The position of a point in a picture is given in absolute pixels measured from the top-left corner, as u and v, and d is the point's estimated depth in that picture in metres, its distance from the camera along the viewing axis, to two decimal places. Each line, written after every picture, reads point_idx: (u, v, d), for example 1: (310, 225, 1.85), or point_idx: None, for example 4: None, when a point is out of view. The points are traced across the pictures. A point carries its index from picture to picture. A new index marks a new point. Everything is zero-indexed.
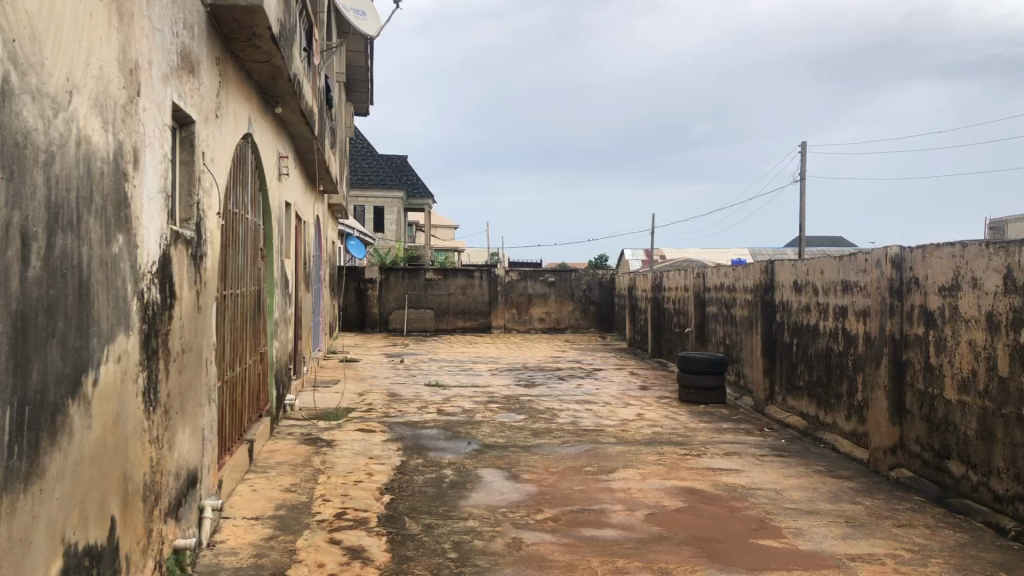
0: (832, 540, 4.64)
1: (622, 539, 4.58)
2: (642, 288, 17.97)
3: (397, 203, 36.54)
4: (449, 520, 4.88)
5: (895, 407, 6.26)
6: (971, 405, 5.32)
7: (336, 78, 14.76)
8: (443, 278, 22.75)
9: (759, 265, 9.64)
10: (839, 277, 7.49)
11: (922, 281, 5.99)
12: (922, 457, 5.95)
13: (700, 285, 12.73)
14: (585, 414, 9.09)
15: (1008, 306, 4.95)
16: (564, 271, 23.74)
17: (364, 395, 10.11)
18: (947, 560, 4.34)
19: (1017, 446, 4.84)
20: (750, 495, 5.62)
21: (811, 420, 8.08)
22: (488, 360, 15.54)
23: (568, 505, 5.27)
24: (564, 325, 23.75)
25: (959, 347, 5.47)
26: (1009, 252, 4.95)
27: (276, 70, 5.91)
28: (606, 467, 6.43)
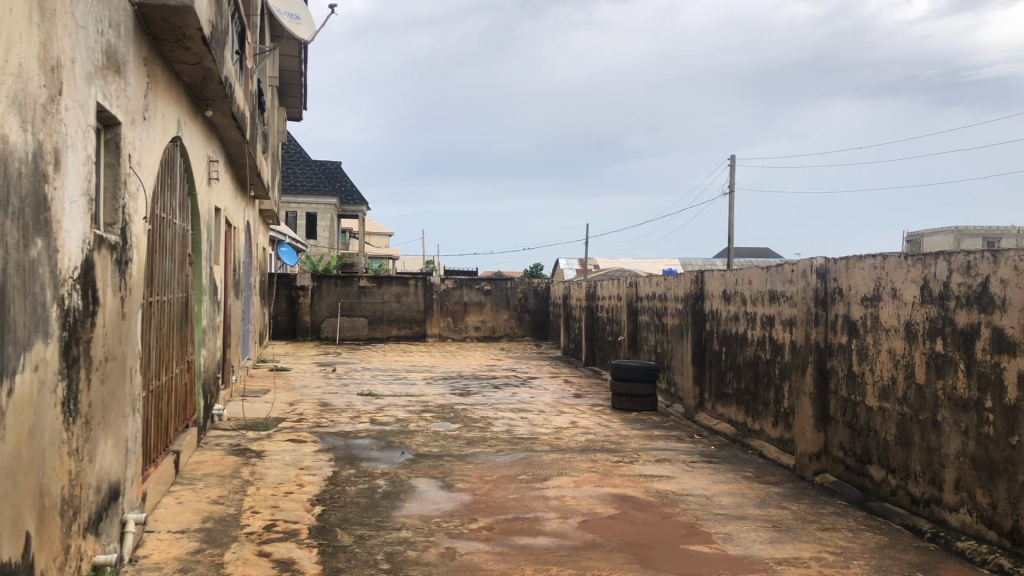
0: (760, 545, 4.74)
1: (556, 547, 4.60)
2: (576, 297, 18.15)
3: (331, 210, 36.12)
4: (382, 531, 4.82)
5: (819, 414, 6.45)
6: (890, 412, 5.52)
7: (269, 83, 14.55)
8: (377, 286, 22.56)
9: (690, 274, 9.82)
10: (767, 287, 7.68)
11: (846, 291, 6.19)
12: (845, 462, 6.13)
13: (633, 295, 12.90)
14: (519, 423, 9.11)
15: (925, 315, 5.15)
16: (500, 279, 23.78)
17: (295, 405, 9.93)
18: (868, 562, 4.47)
19: (932, 451, 5.03)
20: (681, 501, 5.71)
21: (739, 428, 8.26)
22: (422, 369, 15.46)
23: (502, 514, 5.27)
24: (499, 333, 23.78)
25: (880, 355, 5.67)
26: (926, 263, 5.16)
27: (206, 73, 5.79)
28: (540, 475, 6.45)
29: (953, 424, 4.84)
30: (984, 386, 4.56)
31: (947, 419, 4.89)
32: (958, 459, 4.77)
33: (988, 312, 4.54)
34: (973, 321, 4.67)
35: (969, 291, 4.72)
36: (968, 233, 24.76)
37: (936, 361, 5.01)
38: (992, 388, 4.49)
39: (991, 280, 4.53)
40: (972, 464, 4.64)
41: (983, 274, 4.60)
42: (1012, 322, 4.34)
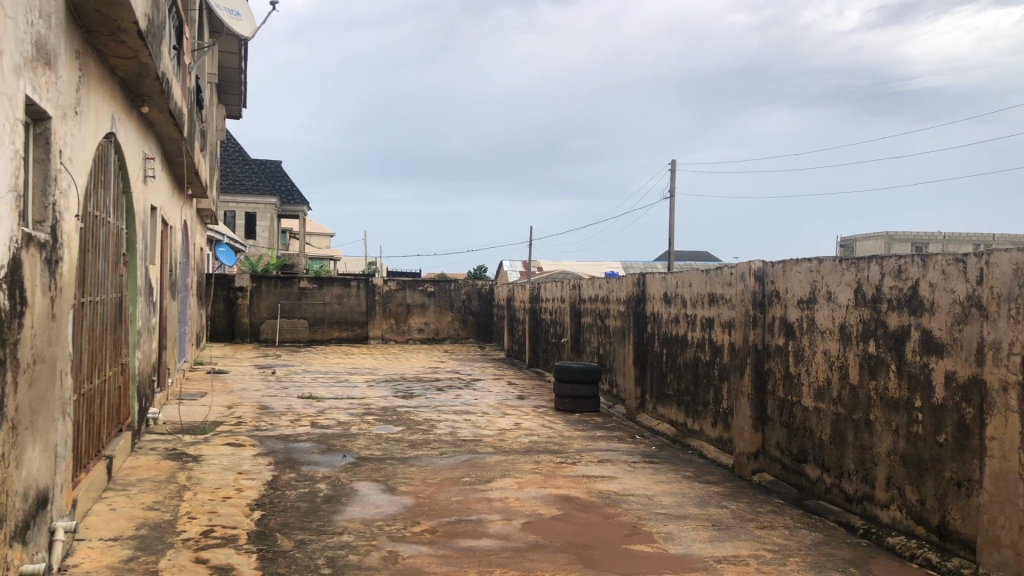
0: (700, 543, 4.81)
1: (499, 549, 4.60)
2: (520, 299, 18.22)
3: (270, 209, 35.56)
4: (323, 535, 4.76)
5: (757, 414, 6.58)
6: (825, 411, 5.66)
7: (207, 79, 14.23)
8: (318, 287, 22.26)
9: (631, 277, 9.94)
10: (706, 290, 7.81)
11: (783, 294, 6.33)
12: (782, 461, 6.27)
13: (576, 297, 12.99)
14: (463, 425, 9.09)
15: (858, 318, 5.30)
16: (443, 281, 23.71)
17: (233, 408, 9.72)
18: (804, 559, 4.58)
19: (865, 449, 5.18)
20: (623, 501, 5.77)
21: (679, 428, 8.39)
22: (364, 371, 15.31)
23: (445, 516, 5.24)
24: (443, 336, 23.71)
25: (815, 356, 5.81)
26: (859, 267, 5.30)
27: (142, 67, 5.63)
28: (483, 477, 6.44)
29: (885, 423, 4.98)
30: (914, 385, 4.71)
31: (879, 419, 5.03)
32: (890, 457, 4.92)
33: (918, 315, 4.69)
34: (904, 323, 4.82)
35: (900, 294, 4.87)
36: (898, 238, 25.57)
37: (869, 362, 5.16)
38: (921, 388, 4.64)
39: (920, 283, 4.68)
40: (903, 462, 4.78)
41: (913, 278, 4.75)
42: (940, 324, 4.50)
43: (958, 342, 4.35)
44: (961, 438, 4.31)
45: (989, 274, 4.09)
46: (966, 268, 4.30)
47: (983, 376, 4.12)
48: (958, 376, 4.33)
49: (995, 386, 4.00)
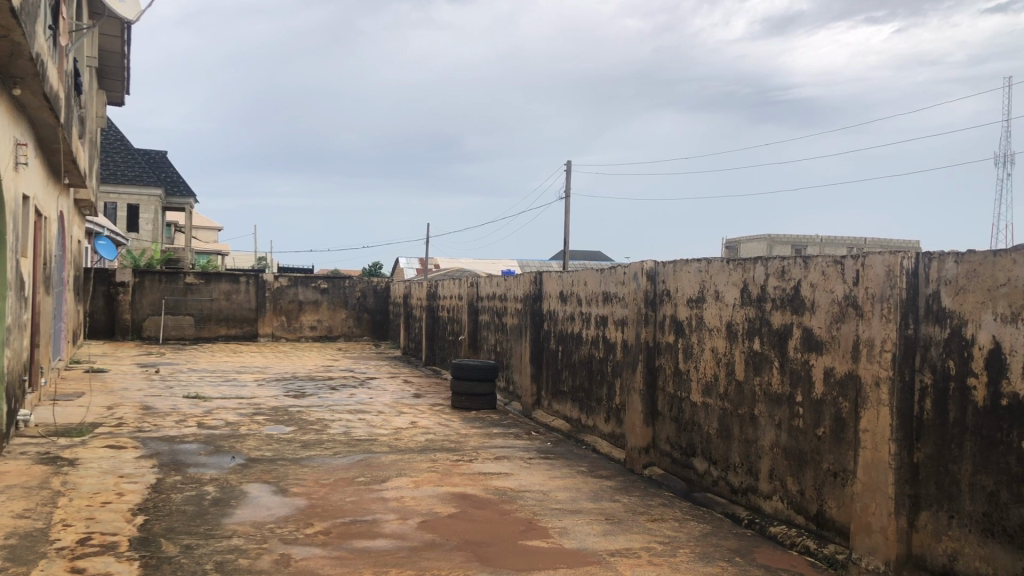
0: (594, 537, 4.91)
1: (395, 548, 4.56)
2: (416, 296, 18.12)
3: (154, 201, 34.12)
4: (211, 539, 4.59)
5: (649, 410, 6.76)
6: (713, 406, 5.87)
7: (86, 63, 13.50)
8: (205, 283, 21.47)
9: (528, 275, 10.02)
10: (601, 288, 7.96)
11: (673, 293, 6.51)
12: (671, 455, 6.46)
13: (473, 295, 13.01)
14: (357, 424, 8.95)
15: (744, 316, 5.51)
16: (338, 277, 23.35)
17: (113, 409, 9.26)
18: (692, 550, 4.73)
19: (750, 443, 5.39)
20: (519, 497, 5.81)
21: (574, 424, 8.53)
22: (254, 369, 14.87)
23: (339, 517, 5.16)
24: (336, 333, 23.33)
25: (703, 353, 6.02)
26: (746, 268, 5.52)
27: (13, 46, 5.27)
28: (378, 477, 6.36)
29: (768, 418, 5.20)
30: (795, 381, 4.94)
31: (763, 413, 5.26)
32: (772, 450, 5.14)
33: (800, 313, 4.92)
34: (787, 322, 5.05)
35: (783, 294, 5.09)
36: (779, 240, 26.71)
37: (754, 358, 5.38)
38: (802, 383, 4.87)
39: (802, 284, 4.91)
40: (784, 455, 5.01)
41: (795, 278, 4.97)
42: (820, 322, 4.73)
43: (836, 340, 4.58)
44: (838, 431, 4.54)
45: (864, 275, 4.33)
46: (844, 270, 4.53)
47: (858, 372, 4.35)
48: (836, 372, 4.56)
49: (869, 381, 4.23)
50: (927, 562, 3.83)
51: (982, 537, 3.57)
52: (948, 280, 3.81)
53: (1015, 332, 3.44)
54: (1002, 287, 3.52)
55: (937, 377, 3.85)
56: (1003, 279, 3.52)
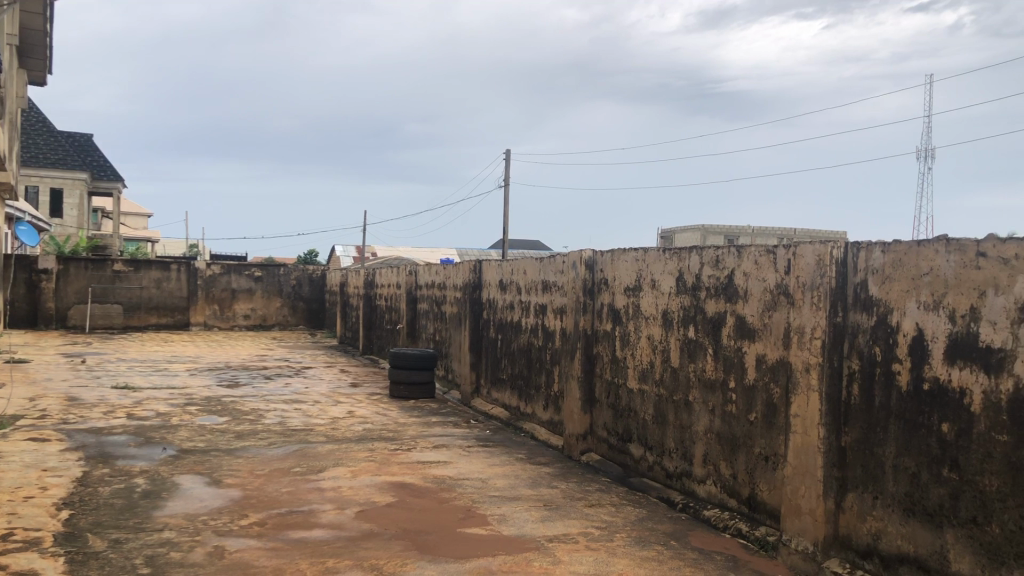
0: (532, 524, 4.94)
1: (332, 538, 4.51)
2: (353, 284, 17.93)
3: (80, 185, 32.97)
4: (141, 533, 4.47)
5: (587, 397, 6.83)
6: (649, 393, 5.96)
7: (5, 40, 12.92)
8: (134, 270, 20.85)
9: (467, 263, 10.00)
10: (540, 277, 7.99)
11: (611, 281, 6.58)
12: (608, 441, 6.54)
13: (411, 283, 12.93)
14: (293, 414, 8.82)
15: (680, 305, 5.60)
16: (272, 265, 22.96)
17: (36, 400, 8.94)
18: (629, 534, 4.79)
19: (684, 428, 5.49)
20: (457, 486, 5.81)
21: (512, 411, 8.56)
22: (186, 359, 14.53)
23: (275, 508, 5.08)
24: (271, 322, 22.96)
25: (640, 341, 6.10)
26: (681, 257, 5.60)
27: None
28: (315, 467, 6.28)
29: (702, 404, 5.31)
30: (729, 367, 5.04)
31: (698, 399, 5.36)
32: (706, 435, 5.24)
33: (733, 302, 5.02)
34: (720, 310, 5.14)
35: (717, 283, 5.19)
36: (712, 230, 27.19)
37: (689, 346, 5.47)
38: (735, 369, 4.98)
39: (735, 273, 5.01)
40: (718, 439, 5.12)
41: (729, 267, 5.07)
42: (752, 310, 4.83)
43: (768, 327, 4.69)
44: (770, 416, 4.65)
45: (795, 265, 4.43)
46: (776, 259, 4.64)
47: (789, 359, 4.47)
48: (768, 359, 4.67)
49: (799, 367, 4.35)
50: (853, 542, 3.97)
51: (904, 516, 3.70)
52: (875, 269, 3.94)
53: (937, 319, 3.57)
54: (926, 276, 3.65)
55: (863, 362, 3.98)
56: (926, 268, 3.65)
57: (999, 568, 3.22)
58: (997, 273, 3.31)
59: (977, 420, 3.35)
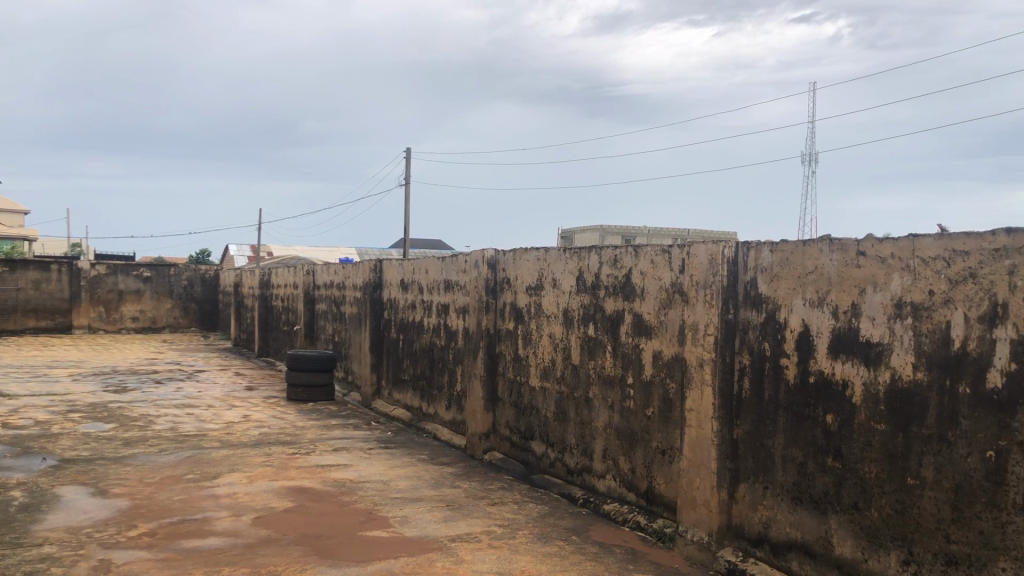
0: (434, 524, 4.92)
1: (227, 546, 4.37)
2: (248, 285, 17.44)
3: None
4: (19, 548, 4.22)
5: (489, 396, 6.85)
6: (550, 390, 6.02)
7: None
8: (11, 271, 19.58)
9: (368, 263, 9.88)
10: (442, 276, 7.97)
11: (512, 281, 6.63)
12: (510, 439, 6.58)
13: (309, 283, 12.67)
14: (185, 419, 8.50)
15: (580, 303, 5.69)
16: (161, 265, 22.08)
17: None
18: (531, 531, 4.84)
19: (585, 424, 5.58)
20: (358, 488, 5.73)
21: (414, 412, 8.50)
22: (67, 364, 13.79)
23: (166, 517, 4.88)
24: (161, 325, 22.10)
25: (541, 339, 6.16)
26: (581, 257, 5.69)
27: None
28: (209, 473, 6.07)
29: (602, 400, 5.41)
30: (627, 364, 5.15)
31: (597, 396, 5.46)
32: (606, 431, 5.34)
33: (631, 300, 5.13)
34: (619, 308, 5.25)
35: (615, 282, 5.30)
36: (610, 231, 27.71)
37: (589, 343, 5.56)
38: (633, 366, 5.09)
39: (633, 272, 5.12)
40: (617, 435, 5.22)
41: (627, 266, 5.18)
42: (649, 308, 4.95)
43: (664, 324, 4.81)
44: (666, 410, 4.78)
45: (689, 264, 4.57)
46: (671, 259, 4.77)
47: (684, 355, 4.60)
48: (664, 355, 4.80)
49: (694, 363, 4.48)
50: (745, 530, 4.12)
51: (792, 504, 3.86)
52: (764, 268, 4.10)
53: (821, 316, 3.75)
54: (811, 274, 3.83)
55: (754, 357, 4.14)
56: (811, 267, 3.83)
57: (878, 550, 3.41)
58: (876, 271, 3.50)
59: (858, 410, 3.54)
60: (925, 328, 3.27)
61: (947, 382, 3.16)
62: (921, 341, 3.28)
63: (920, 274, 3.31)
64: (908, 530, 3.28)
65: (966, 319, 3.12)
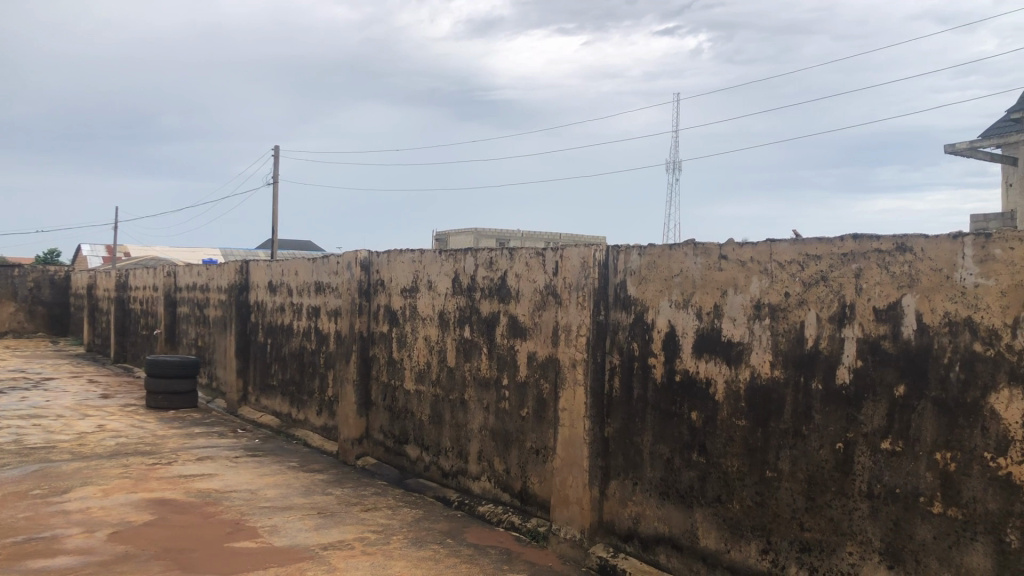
0: (305, 533, 4.78)
1: (79, 565, 4.10)
2: (103, 286, 16.43)
3: None
4: None
5: (361, 400, 6.73)
6: (425, 393, 5.99)
7: None
8: None
9: (234, 264, 9.52)
10: (312, 278, 7.78)
11: (387, 283, 6.55)
12: (384, 444, 6.50)
13: (170, 285, 12.08)
14: (31, 431, 7.92)
15: (455, 305, 5.68)
16: (3, 265, 20.47)
17: None
18: (405, 536, 4.79)
19: (460, 426, 5.58)
20: (224, 499, 5.50)
21: (284, 419, 8.26)
22: None
23: (8, 536, 4.52)
24: (3, 329, 20.50)
25: (416, 341, 6.12)
26: (456, 259, 5.68)
27: None
28: (58, 488, 5.67)
29: (477, 402, 5.43)
30: (502, 366, 5.19)
31: (472, 398, 5.47)
32: (481, 432, 5.36)
33: (506, 302, 5.17)
34: (494, 310, 5.28)
35: (491, 284, 5.32)
36: (484, 233, 27.84)
37: (464, 345, 5.57)
38: (507, 367, 5.13)
39: (508, 274, 5.16)
40: (491, 436, 5.25)
41: (502, 269, 5.21)
42: (524, 310, 5.00)
43: (538, 326, 4.88)
44: (540, 410, 4.84)
45: (562, 267, 4.65)
46: (545, 261, 4.84)
47: (557, 356, 4.68)
48: (538, 356, 4.86)
49: (567, 363, 4.57)
50: (616, 527, 4.24)
51: (660, 499, 4.00)
52: (633, 270, 4.22)
53: (686, 317, 3.90)
54: (677, 276, 3.97)
55: (623, 357, 4.26)
56: (677, 270, 3.97)
57: (739, 541, 3.57)
58: (737, 274, 3.68)
59: (720, 407, 3.70)
60: (782, 328, 3.45)
61: (801, 379, 3.36)
62: (778, 340, 3.46)
63: (776, 277, 3.51)
64: (767, 521, 3.46)
65: (818, 319, 3.32)
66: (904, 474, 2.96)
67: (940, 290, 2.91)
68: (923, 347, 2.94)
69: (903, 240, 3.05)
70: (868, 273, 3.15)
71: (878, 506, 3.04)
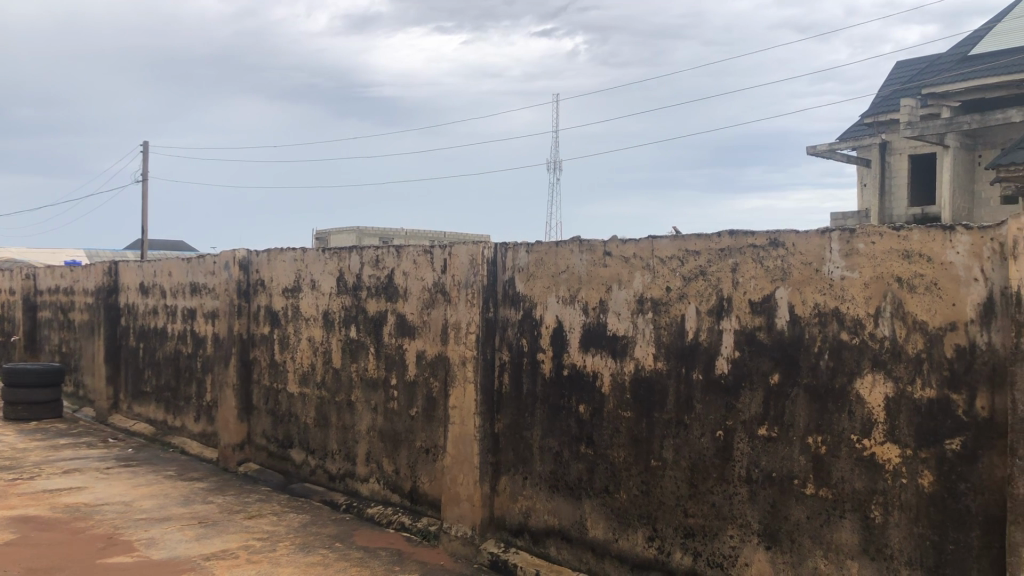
0: (186, 544, 4.59)
1: None
2: None
3: None
4: None
5: (242, 404, 6.50)
6: (310, 395, 5.85)
7: None
8: None
9: (102, 265, 9.01)
10: (187, 279, 7.46)
11: (267, 283, 6.36)
12: (267, 448, 6.31)
13: (30, 288, 11.32)
14: None
15: (340, 305, 5.58)
16: None
17: None
18: (292, 542, 4.67)
19: (347, 428, 5.48)
20: (95, 512, 5.21)
21: (159, 427, 7.89)
22: None
23: None
24: None
25: (300, 343, 5.96)
26: (341, 257, 5.58)
27: None
28: None
29: (364, 403, 5.35)
30: (390, 365, 5.13)
31: (359, 399, 5.38)
32: (368, 433, 5.29)
33: (393, 301, 5.11)
34: (381, 309, 5.21)
35: (377, 282, 5.25)
36: (368, 232, 27.46)
37: (350, 346, 5.48)
38: (395, 367, 5.08)
39: (395, 273, 5.11)
40: (379, 436, 5.19)
41: (389, 267, 5.16)
42: (411, 308, 4.97)
43: (426, 324, 4.85)
44: (429, 409, 4.82)
45: (450, 264, 4.64)
46: (432, 259, 4.82)
47: (447, 354, 4.66)
48: (427, 354, 4.83)
49: (456, 361, 4.57)
50: (507, 521, 4.27)
51: (549, 492, 4.05)
52: (521, 268, 4.26)
53: (573, 312, 3.97)
54: (563, 273, 4.04)
55: (512, 353, 4.30)
56: (563, 266, 4.04)
57: (626, 529, 3.67)
58: (620, 270, 3.77)
59: (607, 400, 3.79)
60: (663, 322, 3.57)
61: (683, 370, 3.48)
62: (660, 334, 3.57)
63: (658, 272, 3.61)
64: (652, 509, 3.57)
65: (697, 313, 3.44)
66: (780, 458, 3.12)
67: (810, 283, 3.08)
68: (795, 337, 3.10)
69: (775, 235, 3.20)
70: (744, 267, 3.30)
71: (756, 490, 3.19)
